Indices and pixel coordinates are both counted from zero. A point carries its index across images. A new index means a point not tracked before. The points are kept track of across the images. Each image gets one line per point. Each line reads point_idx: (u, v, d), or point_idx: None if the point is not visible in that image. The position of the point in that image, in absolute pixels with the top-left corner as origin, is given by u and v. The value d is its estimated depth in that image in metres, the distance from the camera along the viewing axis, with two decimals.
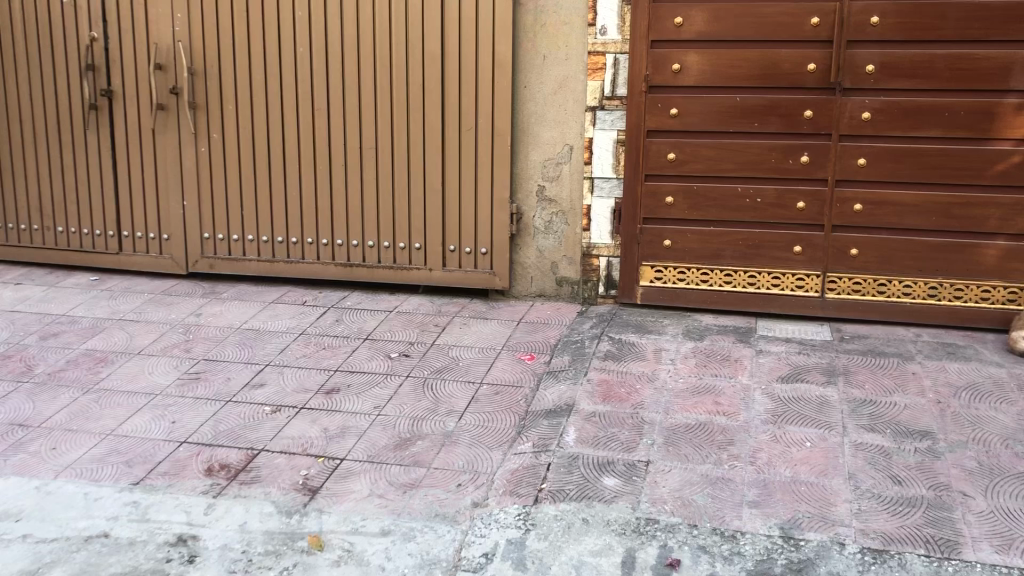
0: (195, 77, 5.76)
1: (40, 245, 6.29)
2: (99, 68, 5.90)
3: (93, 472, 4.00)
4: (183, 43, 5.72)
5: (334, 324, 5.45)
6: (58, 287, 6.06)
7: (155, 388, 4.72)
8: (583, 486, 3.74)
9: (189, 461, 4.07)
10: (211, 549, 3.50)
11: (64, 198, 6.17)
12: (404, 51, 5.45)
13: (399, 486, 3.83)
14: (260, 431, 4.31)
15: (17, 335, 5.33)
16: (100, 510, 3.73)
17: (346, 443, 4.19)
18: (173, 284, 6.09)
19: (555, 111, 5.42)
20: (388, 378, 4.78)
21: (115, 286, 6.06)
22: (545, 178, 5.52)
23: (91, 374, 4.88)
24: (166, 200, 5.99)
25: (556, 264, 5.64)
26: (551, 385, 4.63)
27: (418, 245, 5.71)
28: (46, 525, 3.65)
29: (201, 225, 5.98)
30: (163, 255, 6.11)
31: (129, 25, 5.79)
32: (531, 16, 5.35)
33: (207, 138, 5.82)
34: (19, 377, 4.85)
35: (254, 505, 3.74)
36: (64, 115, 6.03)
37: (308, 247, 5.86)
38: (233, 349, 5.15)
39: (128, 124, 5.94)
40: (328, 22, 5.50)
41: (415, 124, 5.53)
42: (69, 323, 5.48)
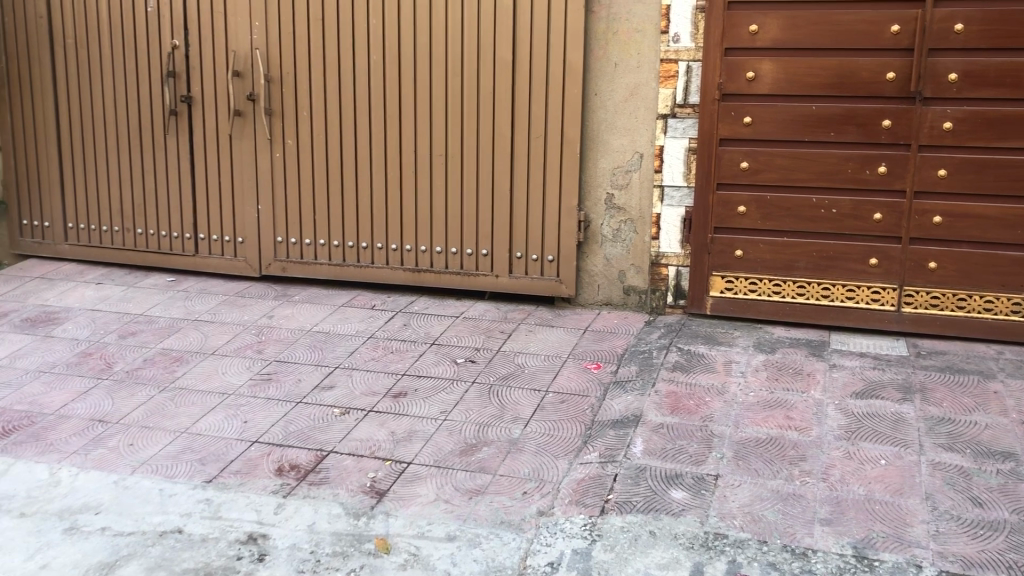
0: (271, 84, 5.88)
1: (120, 246, 6.48)
2: (179, 74, 6.06)
3: (168, 469, 4.10)
4: (260, 51, 5.84)
5: (401, 329, 5.50)
6: (137, 287, 6.23)
7: (229, 388, 4.82)
8: (651, 498, 3.71)
9: (260, 460, 4.14)
10: (281, 548, 3.55)
11: (144, 201, 6.34)
12: (476, 58, 5.48)
13: (465, 492, 3.84)
14: (329, 433, 4.37)
15: (98, 334, 5.49)
16: (174, 506, 3.82)
17: (413, 447, 4.22)
18: (247, 286, 6.20)
19: (625, 118, 5.39)
20: (454, 384, 4.80)
21: (191, 287, 6.21)
22: (614, 186, 5.49)
23: (167, 373, 5.00)
24: (241, 203, 6.11)
25: (624, 273, 5.60)
26: (618, 395, 4.59)
27: (485, 252, 5.72)
28: (123, 519, 3.76)
29: (274, 229, 6.09)
30: (238, 257, 6.23)
31: (209, 32, 5.93)
32: (603, 24, 5.34)
33: (281, 144, 5.94)
34: (100, 374, 5.00)
35: (322, 505, 3.79)
36: (145, 120, 6.20)
37: (378, 252, 5.92)
38: (303, 351, 5.23)
39: (206, 130, 6.08)
40: (401, 30, 5.57)
41: (486, 132, 5.56)
42: (147, 323, 5.63)
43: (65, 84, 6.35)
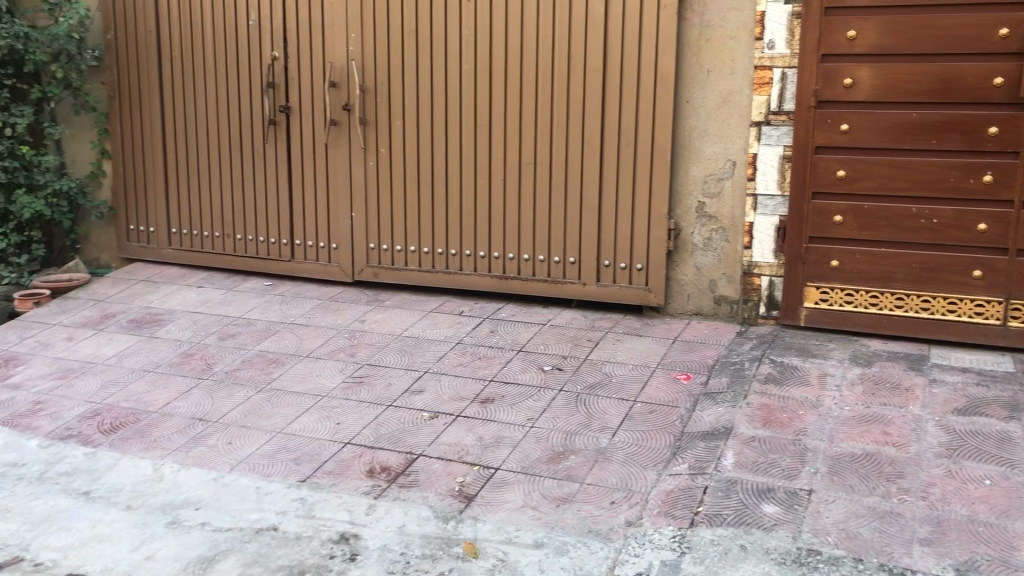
0: (365, 94, 6.02)
1: (220, 251, 6.70)
2: (278, 85, 6.25)
3: (265, 467, 4.22)
4: (356, 62, 5.99)
5: (489, 335, 5.54)
6: (235, 291, 6.43)
7: (322, 390, 4.94)
8: (742, 512, 3.65)
9: (352, 461, 4.23)
10: (372, 549, 3.62)
11: (243, 207, 6.55)
12: (566, 67, 5.50)
13: (553, 499, 3.85)
14: (419, 436, 4.43)
15: (199, 335, 5.70)
16: (270, 504, 3.94)
17: (501, 453, 4.25)
18: (339, 291, 6.34)
19: (718, 125, 5.34)
20: (542, 392, 4.81)
21: (286, 292, 6.38)
22: (705, 195, 5.44)
23: (264, 374, 5.15)
24: (335, 210, 6.27)
25: (714, 282, 5.53)
26: (708, 406, 4.53)
27: (573, 260, 5.71)
28: (222, 515, 3.89)
29: (367, 235, 6.22)
30: (332, 262, 6.37)
31: (307, 44, 6.11)
32: (697, 31, 5.30)
33: (375, 153, 6.07)
34: (201, 374, 5.18)
35: (412, 508, 3.85)
36: (245, 129, 6.41)
37: (467, 259, 5.98)
38: (394, 355, 5.32)
39: (303, 139, 6.26)
40: (493, 39, 5.63)
41: (575, 140, 5.56)
42: (245, 326, 5.82)
43: (172, 96, 6.61)
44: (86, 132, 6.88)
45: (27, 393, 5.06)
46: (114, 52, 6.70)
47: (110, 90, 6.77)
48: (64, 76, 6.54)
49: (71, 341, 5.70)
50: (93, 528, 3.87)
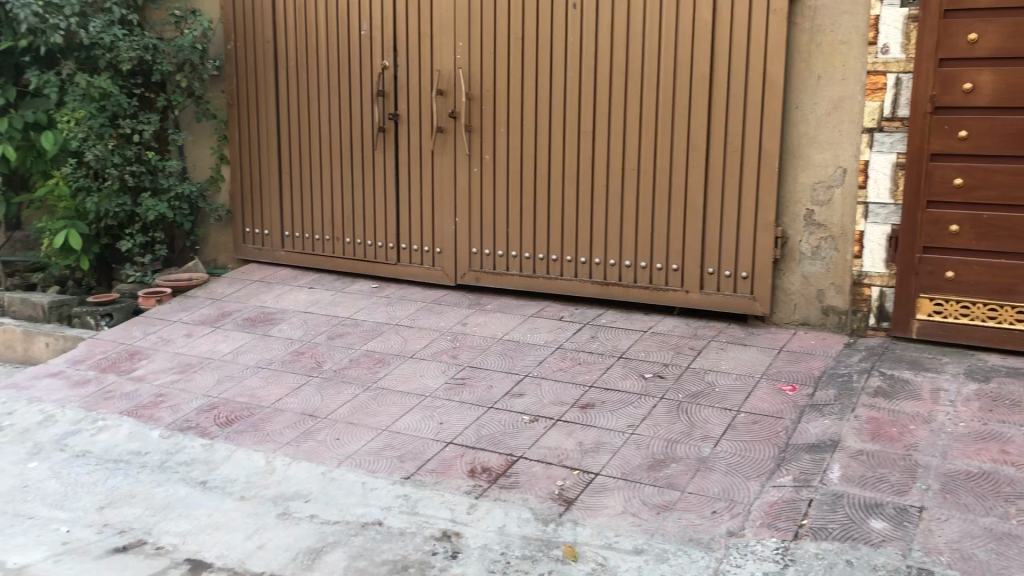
0: (472, 102, 6.14)
1: (329, 253, 6.92)
2: (388, 93, 6.44)
3: (371, 463, 4.34)
4: (463, 70, 6.12)
5: (590, 341, 5.55)
6: (343, 292, 6.63)
7: (425, 390, 5.04)
8: (848, 527, 3.56)
9: (454, 461, 4.32)
10: (473, 547, 3.69)
11: (352, 211, 6.75)
12: (673, 73, 5.48)
13: (653, 506, 3.84)
14: (519, 439, 4.48)
15: (309, 334, 5.90)
16: (376, 500, 4.06)
17: (601, 458, 4.26)
18: (442, 294, 6.45)
19: (828, 131, 5.24)
20: (643, 399, 4.80)
21: (392, 294, 6.53)
22: (814, 202, 5.34)
23: (371, 373, 5.30)
24: (440, 215, 6.40)
25: (823, 292, 5.41)
26: (815, 419, 4.44)
27: (676, 266, 5.67)
28: (330, 509, 4.03)
29: (470, 240, 6.32)
30: (435, 266, 6.50)
31: (417, 53, 6.28)
32: (807, 36, 5.22)
33: (479, 159, 6.18)
34: (311, 372, 5.37)
35: (513, 509, 3.90)
36: (355, 136, 6.62)
37: (568, 264, 6.00)
38: (495, 359, 5.39)
39: (410, 146, 6.42)
40: (599, 45, 5.66)
41: (680, 145, 5.53)
42: (352, 326, 5.99)
43: (287, 105, 6.87)
44: (207, 138, 7.22)
45: (150, 386, 5.34)
46: (234, 62, 7.00)
47: (230, 99, 7.08)
48: (188, 85, 6.84)
49: (190, 338, 5.98)
50: (209, 516, 4.07)
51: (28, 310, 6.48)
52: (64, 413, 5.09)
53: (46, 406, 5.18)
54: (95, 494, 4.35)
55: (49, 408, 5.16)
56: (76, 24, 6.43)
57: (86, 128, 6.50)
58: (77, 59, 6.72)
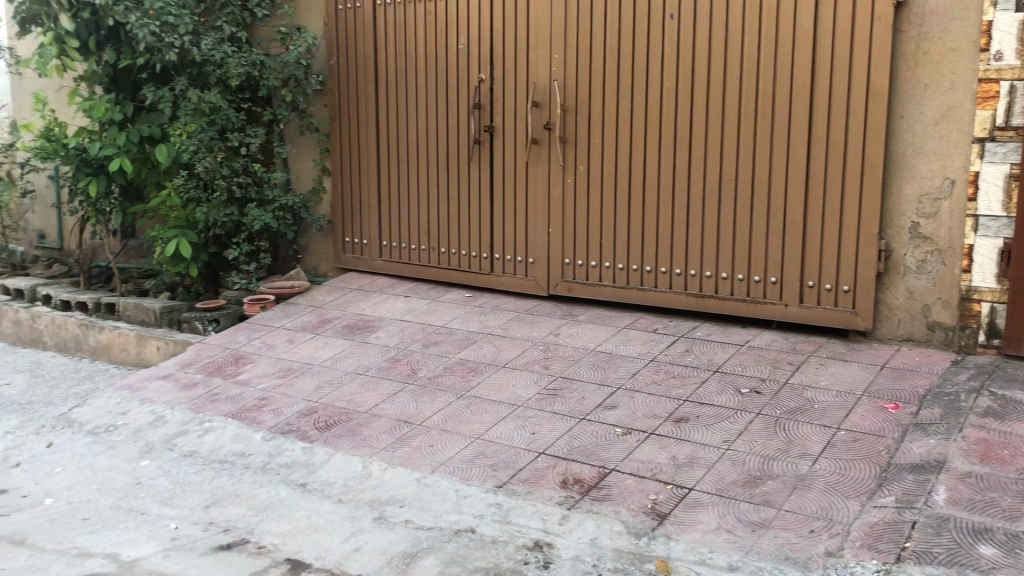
0: (567, 113, 6.17)
1: (425, 263, 7.04)
2: (484, 106, 6.53)
3: (464, 471, 4.40)
4: (559, 82, 6.16)
5: (684, 354, 5.49)
6: (438, 301, 6.73)
7: (518, 400, 5.08)
8: (955, 551, 3.43)
9: (546, 471, 4.34)
10: (565, 558, 3.70)
11: (447, 221, 6.86)
12: (772, 84, 5.40)
13: (749, 524, 3.78)
14: (612, 451, 4.47)
15: (405, 342, 6.01)
16: (469, 507, 4.11)
17: (695, 473, 4.22)
18: (535, 304, 6.49)
19: (935, 141, 5.07)
20: (739, 414, 4.73)
21: (486, 303, 6.60)
22: (920, 215, 5.17)
23: (464, 381, 5.37)
24: (533, 225, 6.45)
25: (928, 307, 5.23)
26: (919, 439, 4.30)
27: (774, 279, 5.57)
28: (424, 514, 4.11)
29: (563, 250, 6.34)
30: (528, 276, 6.54)
31: (514, 66, 6.35)
32: (913, 43, 5.06)
33: (573, 170, 6.20)
34: (406, 379, 5.48)
35: (605, 521, 3.89)
36: (452, 147, 6.73)
37: (663, 276, 5.96)
38: (587, 370, 5.39)
39: (506, 158, 6.49)
40: (696, 56, 5.62)
41: (779, 156, 5.44)
42: (447, 334, 6.08)
43: (386, 118, 7.04)
44: (310, 151, 7.44)
45: (253, 390, 5.53)
46: (336, 77, 7.21)
47: (332, 112, 7.28)
48: (292, 99, 7.07)
49: (291, 344, 6.17)
50: (309, 518, 4.20)
51: (141, 315, 6.79)
52: (174, 414, 5.32)
53: (157, 407, 5.43)
54: (202, 493, 4.54)
55: (160, 409, 5.40)
56: (189, 42, 6.72)
57: (197, 141, 6.79)
58: (189, 76, 7.03)
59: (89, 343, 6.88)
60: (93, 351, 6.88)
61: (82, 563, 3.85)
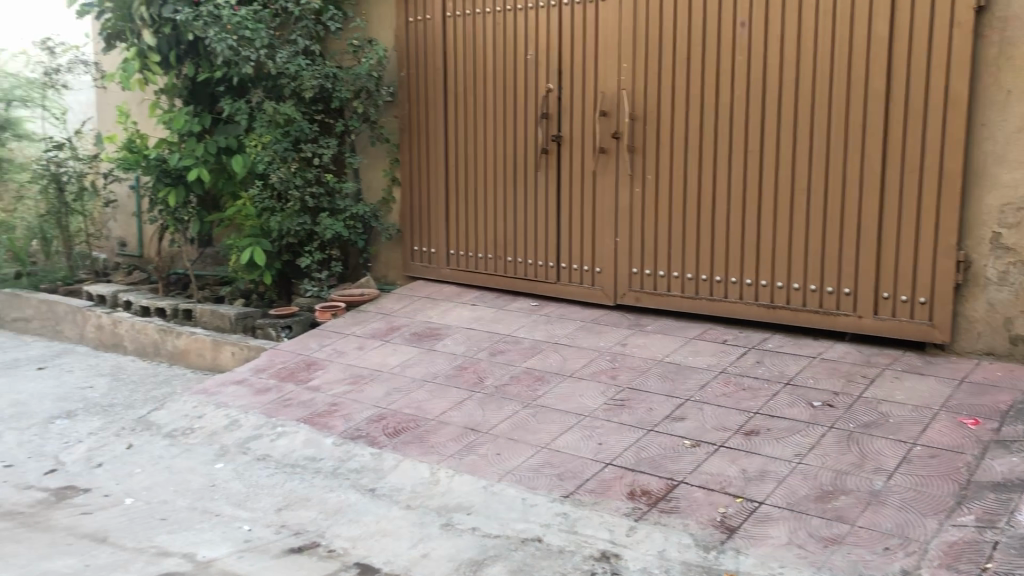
0: (635, 122, 6.15)
1: (492, 272, 7.08)
2: (552, 115, 6.56)
3: (531, 480, 4.41)
4: (627, 91, 6.15)
5: (754, 366, 5.42)
6: (505, 309, 6.76)
7: (585, 410, 5.07)
8: None
9: (614, 482, 4.32)
10: (632, 570, 3.70)
11: (515, 231, 6.89)
12: (846, 91, 5.31)
13: (820, 539, 3.71)
14: (680, 463, 4.44)
15: (472, 350, 6.06)
16: (535, 516, 4.13)
17: (765, 486, 4.16)
18: (602, 314, 6.47)
19: (1018, 149, 4.93)
20: (811, 428, 4.64)
21: (552, 312, 6.61)
22: (1002, 225, 5.03)
23: (531, 390, 5.38)
24: (601, 235, 6.44)
25: (1010, 319, 5.09)
26: (1001, 456, 4.16)
27: (848, 290, 5.46)
28: (491, 522, 4.14)
29: (631, 260, 6.32)
30: (595, 285, 6.53)
31: (583, 76, 6.36)
32: (995, 48, 4.92)
33: (642, 180, 6.17)
34: (473, 387, 5.51)
35: (673, 534, 3.87)
36: (520, 157, 6.77)
37: (733, 286, 5.89)
38: (655, 381, 5.35)
39: (573, 167, 6.50)
40: (768, 64, 5.55)
41: (853, 165, 5.34)
42: (513, 343, 6.10)
43: (455, 127, 7.11)
44: (380, 161, 7.56)
45: (325, 396, 5.63)
46: (406, 89, 7.32)
47: (402, 123, 7.39)
48: (364, 111, 7.20)
49: (361, 350, 6.27)
50: (378, 523, 4.26)
51: (217, 321, 6.97)
52: (248, 418, 5.45)
53: (232, 411, 5.57)
54: (274, 496, 4.64)
55: (234, 413, 5.54)
56: (265, 55, 6.91)
57: (271, 152, 6.96)
58: (265, 88, 7.22)
59: (167, 348, 7.09)
60: (171, 356, 7.08)
61: (159, 561, 3.97)
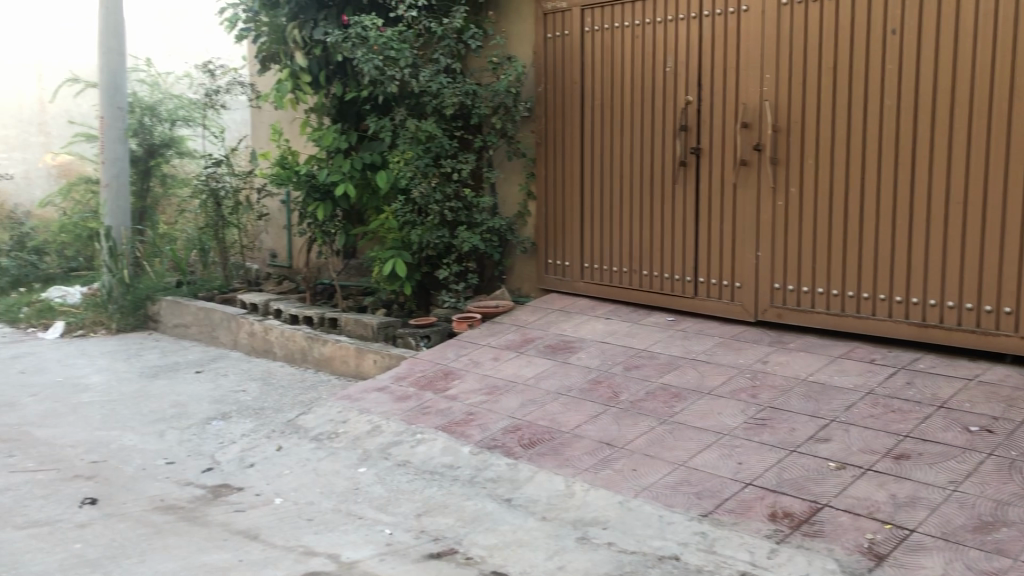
0: (778, 133, 6.02)
1: (628, 285, 7.04)
2: (691, 128, 6.50)
3: (668, 497, 4.36)
4: (770, 102, 6.03)
5: (905, 387, 5.18)
6: (640, 324, 6.72)
7: (724, 428, 4.98)
8: None
9: (754, 502, 4.22)
10: None
11: (652, 244, 6.85)
12: (1007, 99, 5.03)
13: (979, 572, 3.51)
14: (824, 486, 4.29)
15: (607, 364, 6.05)
16: (673, 534, 4.08)
17: (917, 514, 3.97)
18: (742, 330, 6.33)
19: None
20: (967, 454, 4.40)
21: (689, 328, 6.52)
22: None
23: (668, 407, 5.32)
24: (741, 249, 6.32)
25: None
26: None
27: (1008, 310, 5.16)
28: (628, 538, 4.13)
29: (773, 275, 6.16)
30: (735, 301, 6.41)
31: (724, 88, 6.28)
32: None
33: (785, 193, 6.03)
34: (609, 402, 5.50)
35: (817, 559, 3.74)
36: (658, 170, 6.73)
37: (881, 303, 5.66)
38: (798, 400, 5.19)
39: (712, 180, 6.42)
40: (921, 72, 5.33)
41: (1016, 177, 5.05)
42: (650, 358, 6.06)
43: (592, 140, 7.13)
44: (517, 176, 7.66)
45: (462, 405, 5.74)
46: (543, 103, 7.40)
47: (539, 137, 7.47)
48: (502, 126, 7.31)
49: (497, 361, 6.36)
50: (514, 533, 4.31)
51: (360, 330, 7.23)
52: (389, 424, 5.62)
53: (374, 417, 5.76)
54: (414, 502, 4.76)
55: (376, 419, 5.73)
56: (409, 74, 7.14)
57: (413, 167, 7.17)
58: (408, 105, 7.45)
59: (313, 355, 7.40)
60: (317, 362, 7.38)
61: (307, 561, 4.14)
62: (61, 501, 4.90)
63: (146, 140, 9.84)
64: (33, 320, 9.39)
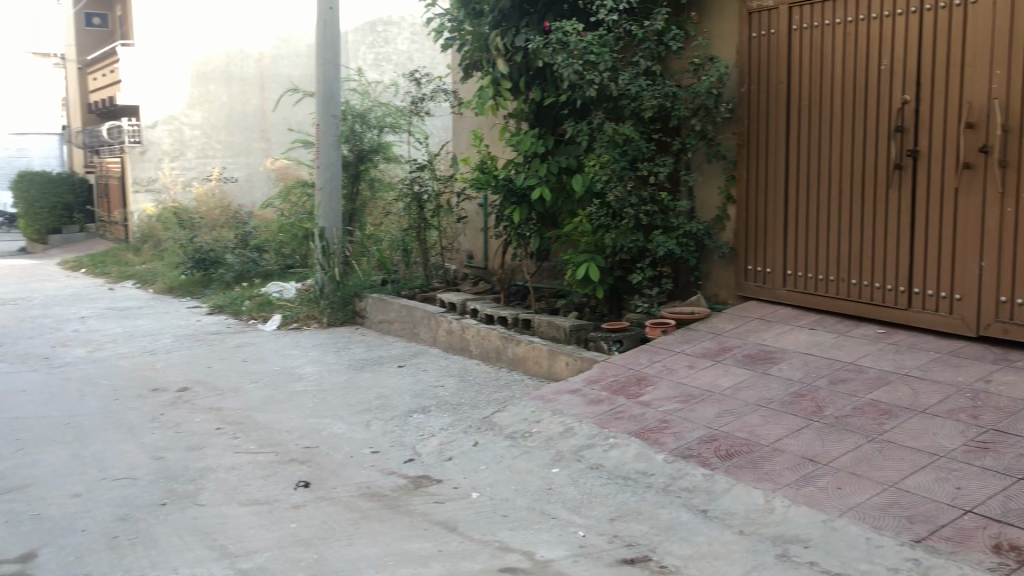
0: (1009, 134, 5.57)
1: (833, 295, 6.72)
2: (908, 129, 6.12)
3: (876, 519, 4.13)
4: (1000, 100, 5.58)
5: None
6: (847, 335, 6.40)
7: (940, 450, 4.65)
8: None
9: (975, 532, 3.91)
10: None
11: (862, 252, 6.50)
12: None
13: None
14: None
15: (810, 377, 5.80)
16: (882, 558, 3.86)
17: None
18: (962, 346, 5.89)
19: None
20: None
21: (902, 341, 6.14)
22: None
23: (877, 424, 5.04)
24: (962, 259, 5.88)
25: None
26: None
27: None
28: (832, 559, 3.94)
29: (999, 288, 5.69)
30: (954, 314, 5.96)
31: (947, 86, 5.87)
32: None
33: (1015, 199, 5.56)
34: (812, 416, 5.27)
35: None
36: (870, 173, 6.39)
37: None
38: None
39: (931, 184, 6.01)
40: None
41: None
42: (857, 372, 5.75)
43: (797, 142, 6.87)
44: (716, 179, 7.50)
45: (656, 411, 5.69)
46: (746, 104, 7.21)
47: (740, 140, 7.27)
48: (702, 128, 7.16)
49: (692, 369, 6.25)
50: (710, 545, 4.23)
51: (553, 331, 7.32)
52: (582, 427, 5.66)
53: (567, 419, 5.81)
54: (607, 505, 4.77)
55: (570, 421, 5.78)
56: (608, 78, 7.16)
57: (609, 171, 7.16)
58: (605, 109, 7.46)
59: (507, 354, 7.56)
60: (511, 362, 7.54)
61: (502, 555, 4.23)
62: (279, 482, 5.27)
63: (357, 146, 10.42)
64: (254, 313, 10.19)
